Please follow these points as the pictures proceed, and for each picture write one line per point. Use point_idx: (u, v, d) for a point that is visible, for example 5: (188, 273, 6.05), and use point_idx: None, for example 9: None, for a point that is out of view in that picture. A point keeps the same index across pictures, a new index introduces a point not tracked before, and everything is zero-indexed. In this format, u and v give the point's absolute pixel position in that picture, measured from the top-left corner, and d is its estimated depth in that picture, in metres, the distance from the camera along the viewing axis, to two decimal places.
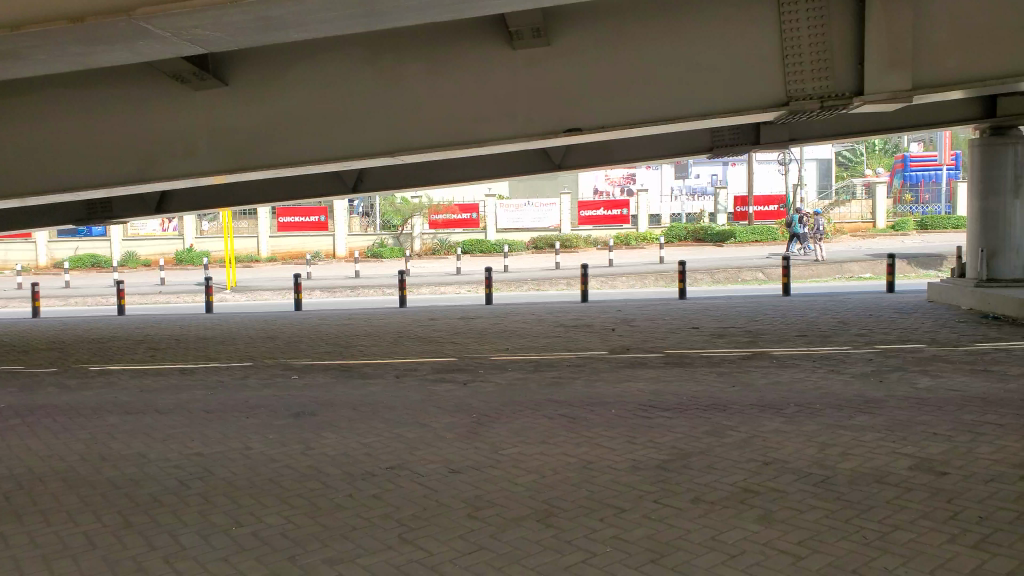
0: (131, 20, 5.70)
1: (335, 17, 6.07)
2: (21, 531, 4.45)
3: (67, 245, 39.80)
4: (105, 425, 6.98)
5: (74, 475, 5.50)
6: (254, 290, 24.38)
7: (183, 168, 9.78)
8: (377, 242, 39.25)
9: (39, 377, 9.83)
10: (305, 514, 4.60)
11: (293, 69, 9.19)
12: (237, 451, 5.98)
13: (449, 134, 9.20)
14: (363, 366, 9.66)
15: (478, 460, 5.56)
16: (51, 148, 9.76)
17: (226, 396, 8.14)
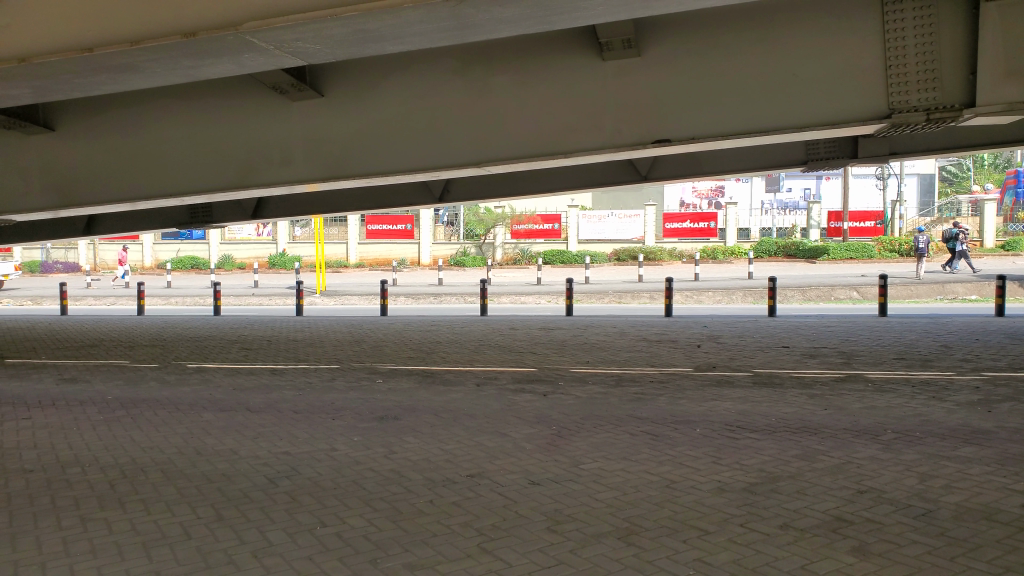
0: (238, 34, 5.96)
1: (428, 30, 6.16)
2: (123, 518, 4.69)
3: (170, 247, 42.17)
4: (202, 421, 7.29)
5: (171, 467, 5.76)
6: (343, 295, 25.11)
7: (279, 177, 10.14)
8: (460, 251, 39.78)
9: (143, 372, 10.37)
10: (387, 518, 4.66)
11: (386, 80, 9.43)
12: (323, 452, 6.14)
13: (536, 146, 9.21)
14: (446, 373, 9.75)
15: (558, 474, 5.52)
16: (160, 155, 10.34)
17: (314, 397, 8.38)
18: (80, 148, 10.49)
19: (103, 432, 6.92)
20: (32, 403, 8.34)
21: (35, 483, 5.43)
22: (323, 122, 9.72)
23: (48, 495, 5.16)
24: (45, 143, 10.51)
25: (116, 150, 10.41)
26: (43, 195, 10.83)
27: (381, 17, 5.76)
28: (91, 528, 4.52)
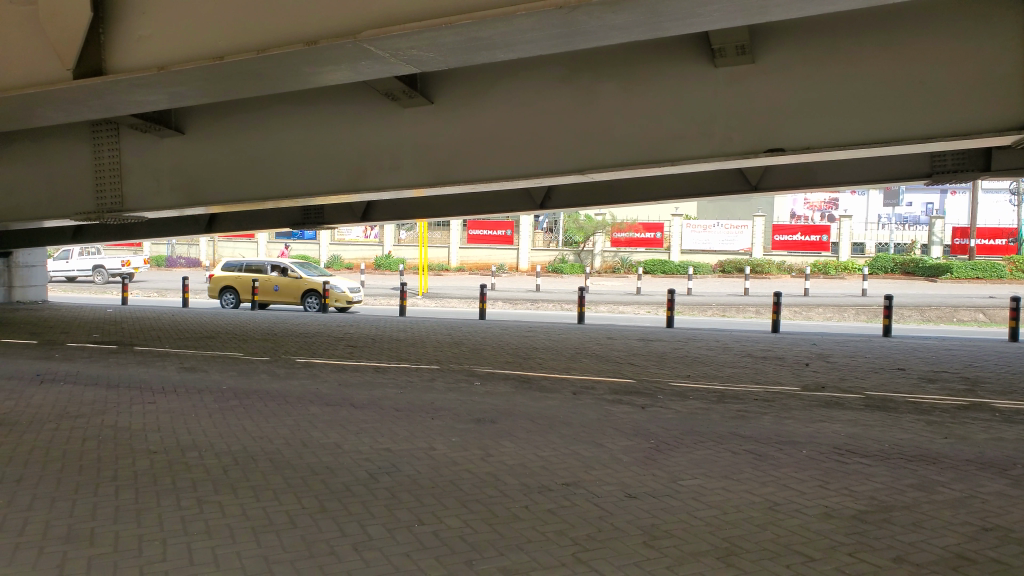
0: (357, 42, 6.11)
1: (539, 37, 6.18)
2: (235, 502, 4.93)
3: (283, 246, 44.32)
4: (308, 414, 7.59)
5: (279, 457, 6.01)
6: (443, 298, 25.66)
7: (388, 180, 10.42)
8: (558, 258, 39.90)
9: (255, 364, 10.89)
10: (483, 521, 4.69)
11: (495, 87, 9.57)
12: (423, 451, 6.25)
13: (641, 153, 9.06)
14: (543, 379, 9.75)
15: (655, 488, 5.42)
16: (277, 159, 10.85)
17: (414, 396, 8.57)
18: (206, 153, 11.20)
19: (219, 419, 7.31)
20: (157, 388, 8.92)
21: (158, 463, 5.80)
22: (432, 129, 9.97)
23: (170, 475, 5.49)
24: (176, 147, 11.30)
25: (241, 151, 11.04)
26: (168, 196, 11.51)
27: (495, 25, 5.78)
28: (206, 510, 4.78)
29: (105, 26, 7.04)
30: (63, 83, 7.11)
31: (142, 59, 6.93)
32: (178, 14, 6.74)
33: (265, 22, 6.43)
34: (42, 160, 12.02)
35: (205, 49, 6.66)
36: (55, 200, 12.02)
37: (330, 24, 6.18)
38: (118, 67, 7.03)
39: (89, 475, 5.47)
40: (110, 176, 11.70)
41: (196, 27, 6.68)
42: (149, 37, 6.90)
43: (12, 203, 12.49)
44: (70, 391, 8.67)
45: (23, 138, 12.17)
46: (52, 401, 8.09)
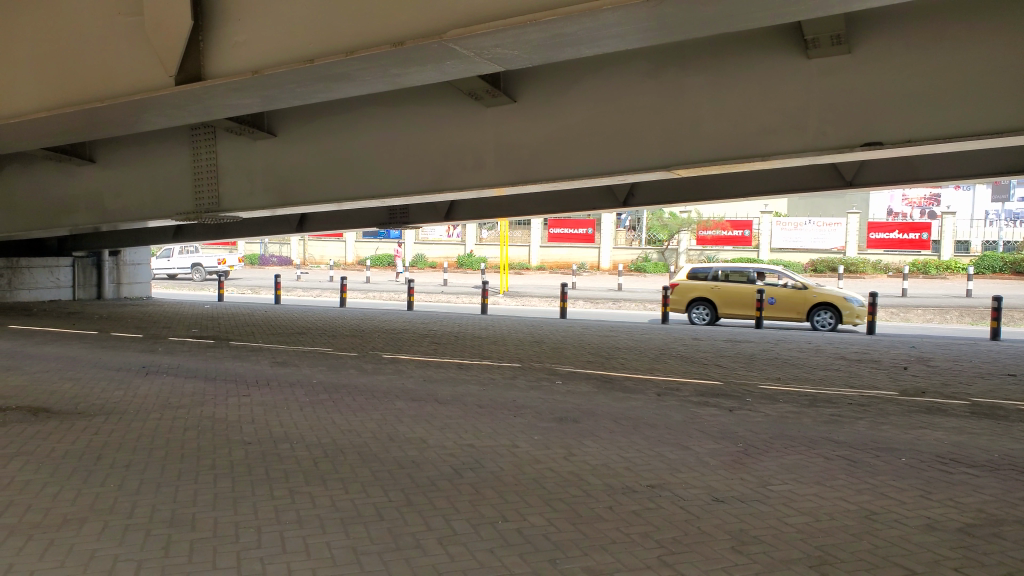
0: (442, 42, 6.18)
1: (624, 32, 6.09)
2: (325, 493, 5.06)
3: (369, 246, 45.51)
4: (394, 409, 7.73)
5: (366, 450, 6.14)
6: (524, 297, 25.78)
7: (471, 179, 10.49)
8: (642, 257, 39.46)
9: (344, 359, 11.19)
10: (566, 520, 4.66)
11: (579, 83, 9.51)
12: (505, 448, 6.26)
13: (729, 149, 8.82)
14: (626, 380, 9.64)
15: (744, 492, 5.26)
16: (364, 159, 11.10)
17: (497, 393, 8.61)
18: (297, 154, 11.57)
19: (309, 412, 7.53)
20: (252, 382, 9.28)
21: (253, 453, 6.02)
22: (516, 127, 10.00)
23: (263, 466, 5.69)
24: (269, 149, 11.73)
25: (330, 152, 11.36)
26: (261, 196, 11.94)
27: (580, 21, 5.74)
28: (297, 500, 4.92)
29: (204, 34, 7.37)
30: (165, 89, 7.48)
31: (237, 64, 7.22)
32: (272, 20, 6.99)
33: (354, 25, 6.58)
34: (148, 163, 12.73)
35: (297, 53, 6.88)
36: (159, 201, 12.68)
37: (416, 25, 6.27)
38: (216, 73, 7.34)
39: (189, 463, 5.73)
40: (208, 178, 12.25)
41: (288, 31, 6.91)
42: (244, 43, 7.18)
43: (119, 204, 13.24)
44: (172, 383, 9.11)
45: (131, 143, 12.89)
46: (155, 392, 8.52)
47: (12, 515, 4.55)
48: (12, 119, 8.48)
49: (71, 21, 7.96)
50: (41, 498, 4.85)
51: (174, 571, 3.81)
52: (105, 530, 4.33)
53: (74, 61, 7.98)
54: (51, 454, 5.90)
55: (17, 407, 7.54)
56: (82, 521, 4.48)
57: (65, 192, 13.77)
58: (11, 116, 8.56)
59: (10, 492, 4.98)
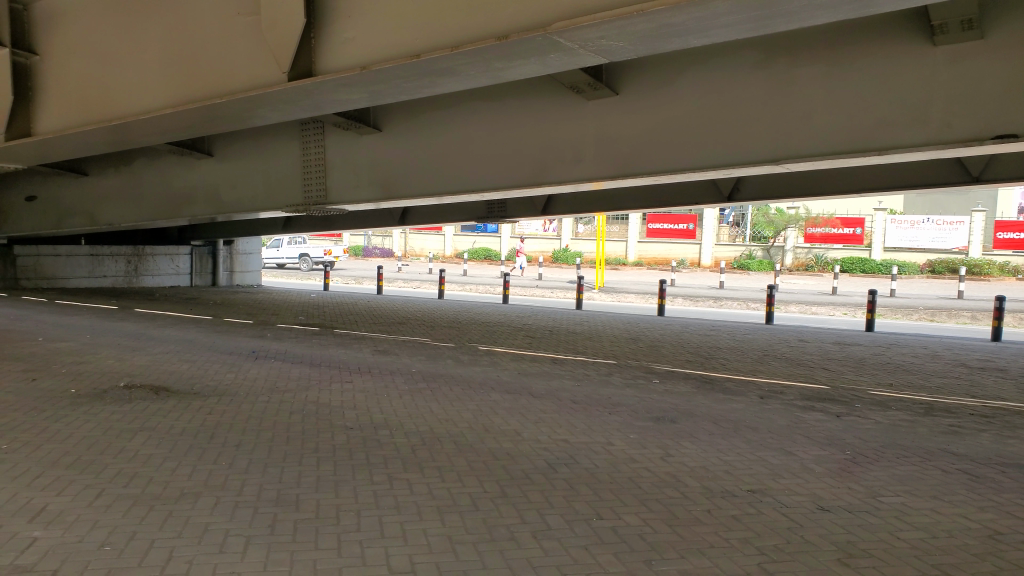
0: (547, 35, 6.15)
1: (734, 21, 5.89)
2: (422, 481, 5.16)
3: (467, 239, 46.22)
4: (489, 400, 7.79)
5: (462, 440, 6.22)
6: (620, 293, 25.52)
7: (570, 174, 10.41)
8: (745, 254, 38.29)
9: (441, 350, 11.37)
10: (663, 521, 4.57)
11: (683, 76, 9.30)
12: (601, 445, 6.20)
13: (842, 142, 8.40)
14: (726, 381, 9.36)
15: (852, 503, 5.00)
16: (465, 153, 11.22)
17: (592, 389, 8.54)
18: (401, 148, 11.84)
19: (408, 400, 7.70)
20: (355, 369, 9.56)
21: (354, 438, 6.20)
22: (617, 121, 9.87)
23: (363, 451, 5.85)
24: (374, 144, 12.06)
25: (432, 146, 11.55)
26: (365, 189, 12.26)
27: (688, 11, 5.58)
28: (396, 486, 5.04)
29: (316, 31, 7.62)
30: (278, 86, 7.77)
31: (347, 60, 7.42)
32: (381, 17, 7.15)
33: (460, 19, 6.64)
34: (262, 157, 13.33)
35: (404, 48, 7.00)
36: (271, 194, 13.26)
37: (521, 18, 6.27)
38: (326, 69, 7.57)
39: (294, 445, 5.96)
40: (317, 171, 12.71)
41: (396, 28, 7.05)
42: (354, 40, 7.37)
43: (234, 196, 13.92)
44: (279, 368, 9.52)
45: (246, 138, 13.53)
46: (264, 376, 8.92)
47: (136, 486, 4.86)
48: (140, 115, 9.02)
49: (196, 23, 8.41)
50: (161, 472, 5.16)
51: (279, 548, 3.96)
52: (217, 506, 4.56)
53: (196, 60, 8.42)
54: (170, 431, 6.27)
55: (141, 385, 8.06)
56: (196, 496, 4.72)
57: (186, 185, 14.60)
58: (139, 112, 9.10)
59: (134, 464, 5.32)
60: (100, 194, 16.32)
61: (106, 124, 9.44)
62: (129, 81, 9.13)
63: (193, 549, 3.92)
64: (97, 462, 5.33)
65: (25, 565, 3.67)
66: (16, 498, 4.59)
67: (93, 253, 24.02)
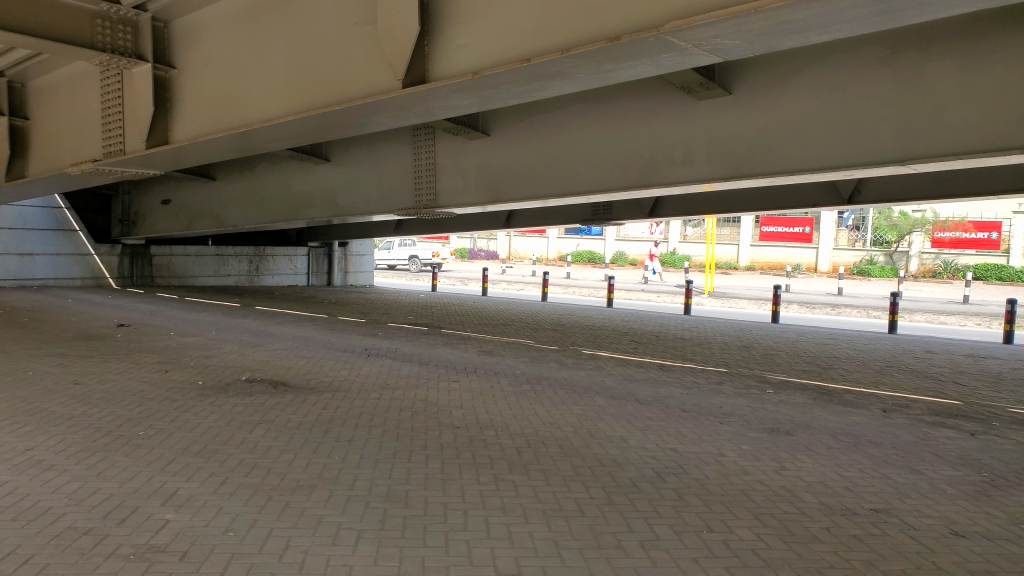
0: (660, 36, 6.02)
1: (860, 16, 5.56)
2: (527, 483, 5.16)
3: (571, 241, 46.22)
4: (595, 405, 7.71)
5: (568, 444, 6.18)
6: (731, 298, 24.85)
7: (680, 175, 10.18)
8: (865, 259, 36.49)
9: (546, 352, 11.37)
10: (778, 537, 4.38)
11: (802, 74, 8.92)
12: (711, 456, 6.02)
13: (977, 140, 7.78)
14: (846, 393, 8.89)
15: (991, 529, 4.62)
16: (572, 156, 11.19)
17: (701, 397, 8.32)
18: (508, 151, 11.93)
19: (513, 402, 7.74)
20: (461, 368, 9.71)
21: (461, 437, 6.28)
22: (731, 121, 9.59)
23: (470, 450, 5.92)
24: (483, 147, 12.20)
25: (539, 149, 11.58)
26: (472, 193, 12.43)
27: (809, 6, 5.32)
28: (502, 487, 5.06)
29: (429, 38, 7.77)
30: (393, 92, 7.98)
31: (459, 66, 7.53)
32: (494, 22, 7.23)
33: (571, 22, 6.60)
34: (376, 161, 13.79)
35: (515, 53, 7.04)
36: (385, 198, 13.68)
37: (633, 19, 6.17)
38: (438, 75, 7.71)
39: (404, 442, 6.10)
40: (427, 175, 13.02)
41: (508, 33, 7.10)
42: (466, 45, 7.47)
43: (349, 200, 14.44)
44: (389, 366, 9.80)
45: (360, 144, 14.01)
46: (375, 373, 9.19)
47: (257, 475, 5.10)
48: (263, 124, 9.48)
49: (318, 34, 8.78)
50: (279, 463, 5.39)
51: (389, 544, 4.05)
52: (331, 499, 4.72)
53: (318, 70, 8.78)
54: (288, 424, 6.55)
55: (261, 379, 8.48)
56: (311, 488, 4.90)
57: (305, 188, 15.27)
58: (262, 120, 9.57)
59: (254, 455, 5.58)
60: (227, 198, 17.32)
61: (233, 131, 9.96)
62: (255, 91, 9.62)
63: (308, 540, 4.06)
64: (222, 452, 5.63)
65: (158, 545, 3.91)
66: (151, 481, 4.90)
67: (218, 253, 25.54)
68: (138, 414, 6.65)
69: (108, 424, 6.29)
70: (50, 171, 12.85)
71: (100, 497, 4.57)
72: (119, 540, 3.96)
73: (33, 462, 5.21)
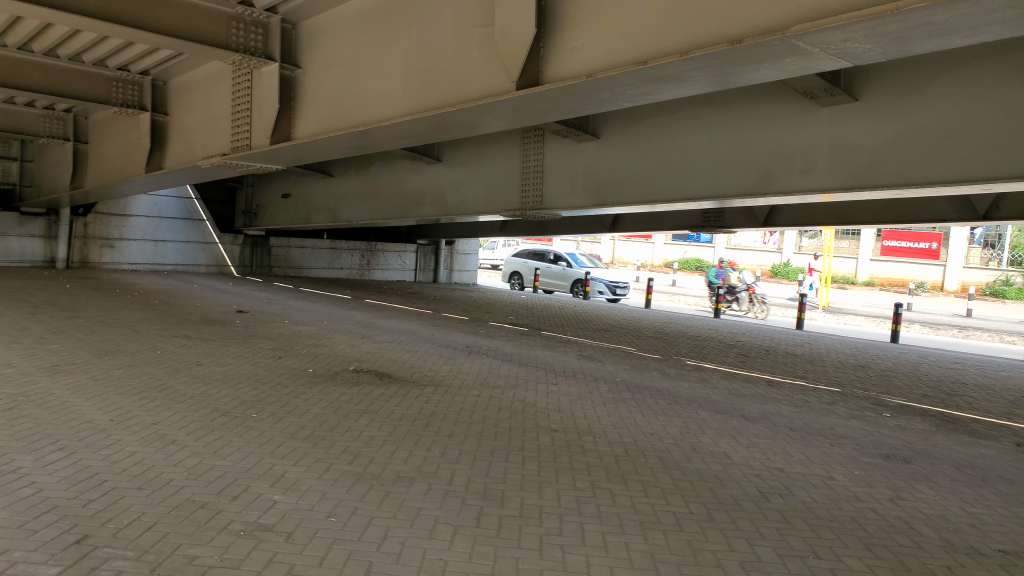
0: (785, 39, 5.79)
1: (1010, 18, 5.15)
2: (625, 493, 5.07)
3: (678, 249, 45.50)
4: (698, 418, 7.51)
5: (668, 456, 6.04)
6: (846, 314, 23.81)
7: (797, 184, 9.79)
8: (1000, 280, 34.07)
9: (648, 361, 11.18)
10: (891, 571, 4.11)
11: (937, 80, 8.35)
12: (821, 479, 5.73)
13: None
14: (972, 422, 8.29)
15: None
16: (684, 161, 10.95)
17: (811, 417, 7.96)
18: (618, 155, 11.80)
19: (613, 409, 7.63)
20: (561, 372, 9.69)
21: (558, 441, 6.25)
22: (856, 128, 9.13)
23: (568, 455, 5.88)
24: (593, 150, 12.11)
25: (650, 153, 11.37)
26: (579, 195, 12.36)
27: (954, 7, 4.97)
28: (599, 495, 4.99)
29: (545, 40, 7.78)
30: (507, 94, 8.05)
31: (573, 68, 7.50)
32: (611, 24, 7.16)
33: (692, 25, 6.45)
34: (486, 161, 13.97)
35: (632, 55, 6.95)
36: (493, 198, 13.84)
37: (758, 21, 5.97)
38: (551, 77, 7.70)
39: (502, 441, 6.13)
40: (536, 177, 13.06)
41: (626, 36, 7.02)
42: (581, 48, 7.43)
43: (458, 199, 14.67)
44: (490, 364, 9.91)
45: (472, 145, 14.21)
46: (476, 371, 9.30)
47: (360, 464, 5.25)
48: (381, 123, 9.76)
49: (436, 35, 8.96)
50: (382, 453, 5.53)
51: (484, 542, 4.07)
52: (429, 492, 4.79)
53: (436, 71, 8.98)
54: (391, 415, 6.71)
55: (367, 370, 8.74)
56: (411, 480, 5.00)
57: (416, 187, 15.65)
58: (380, 120, 9.86)
59: (358, 443, 5.75)
60: (343, 193, 17.99)
61: (352, 130, 10.31)
62: (375, 91, 9.93)
63: (406, 531, 4.14)
64: (327, 438, 5.83)
65: (267, 524, 4.08)
66: (262, 462, 5.13)
67: (332, 247, 26.58)
68: (253, 397, 6.99)
69: (225, 404, 6.64)
70: (182, 164, 13.69)
71: (215, 473, 4.83)
72: (231, 516, 4.15)
73: (159, 436, 5.56)
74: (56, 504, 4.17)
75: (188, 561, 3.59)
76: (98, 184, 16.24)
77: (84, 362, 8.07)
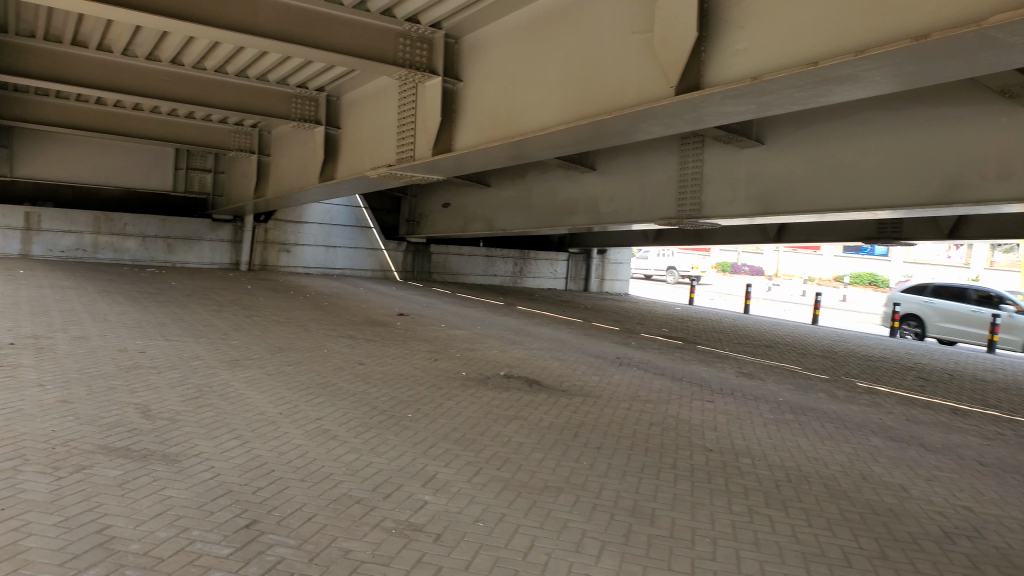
0: (981, 31, 5.22)
1: None
2: (785, 521, 4.74)
3: (850, 262, 42.66)
4: (870, 445, 6.91)
5: (835, 484, 5.60)
6: None
7: (992, 192, 8.83)
8: None
9: (814, 381, 10.49)
10: None
11: None
12: (1017, 523, 5.07)
13: None
14: None
15: None
16: (858, 168, 10.20)
17: (1005, 451, 7.11)
18: (783, 162, 11.21)
19: (773, 431, 7.19)
20: (717, 388, 9.28)
21: (713, 461, 5.96)
22: None
23: (723, 476, 5.59)
24: (756, 157, 11.57)
25: (819, 160, 10.70)
26: (741, 205, 11.85)
27: None
28: (757, 521, 4.70)
29: (707, 44, 7.50)
30: (666, 99, 7.83)
31: (737, 72, 7.16)
32: (780, 24, 6.78)
33: (871, 20, 5.97)
34: (643, 169, 13.73)
35: (803, 56, 6.54)
36: (649, 208, 13.57)
37: (950, 14, 5.43)
38: (713, 82, 7.41)
39: (653, 457, 5.93)
40: (694, 186, 12.67)
41: (796, 34, 6.62)
42: (746, 50, 7.09)
43: (613, 208, 14.52)
44: (642, 377, 9.68)
45: (628, 153, 14.03)
46: (627, 383, 9.11)
47: (508, 470, 5.26)
48: (537, 132, 9.83)
49: (595, 44, 8.91)
50: (530, 461, 5.52)
51: (633, 561, 3.93)
52: (577, 504, 4.71)
53: (594, 79, 8.92)
54: (539, 423, 6.70)
55: (518, 376, 8.81)
56: (559, 490, 4.94)
57: (571, 195, 15.65)
58: (537, 129, 9.93)
59: (506, 449, 5.77)
60: (499, 202, 18.35)
61: (509, 139, 10.46)
62: (532, 101, 10.02)
63: (553, 542, 4.08)
64: (478, 442, 5.90)
65: (417, 524, 4.17)
66: (415, 462, 5.27)
67: (488, 255, 27.20)
68: (408, 398, 7.23)
69: (383, 404, 6.91)
70: (350, 174, 14.50)
71: (371, 470, 5.01)
72: (384, 514, 4.28)
73: (322, 431, 5.86)
74: (231, 488, 4.49)
75: (342, 554, 3.72)
76: (277, 193, 17.58)
77: (260, 357, 8.71)
